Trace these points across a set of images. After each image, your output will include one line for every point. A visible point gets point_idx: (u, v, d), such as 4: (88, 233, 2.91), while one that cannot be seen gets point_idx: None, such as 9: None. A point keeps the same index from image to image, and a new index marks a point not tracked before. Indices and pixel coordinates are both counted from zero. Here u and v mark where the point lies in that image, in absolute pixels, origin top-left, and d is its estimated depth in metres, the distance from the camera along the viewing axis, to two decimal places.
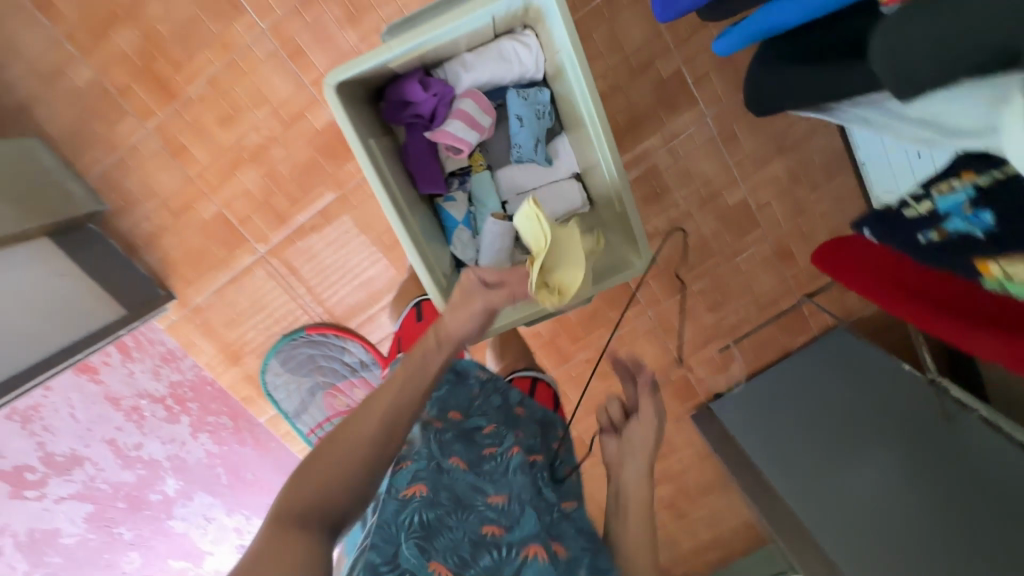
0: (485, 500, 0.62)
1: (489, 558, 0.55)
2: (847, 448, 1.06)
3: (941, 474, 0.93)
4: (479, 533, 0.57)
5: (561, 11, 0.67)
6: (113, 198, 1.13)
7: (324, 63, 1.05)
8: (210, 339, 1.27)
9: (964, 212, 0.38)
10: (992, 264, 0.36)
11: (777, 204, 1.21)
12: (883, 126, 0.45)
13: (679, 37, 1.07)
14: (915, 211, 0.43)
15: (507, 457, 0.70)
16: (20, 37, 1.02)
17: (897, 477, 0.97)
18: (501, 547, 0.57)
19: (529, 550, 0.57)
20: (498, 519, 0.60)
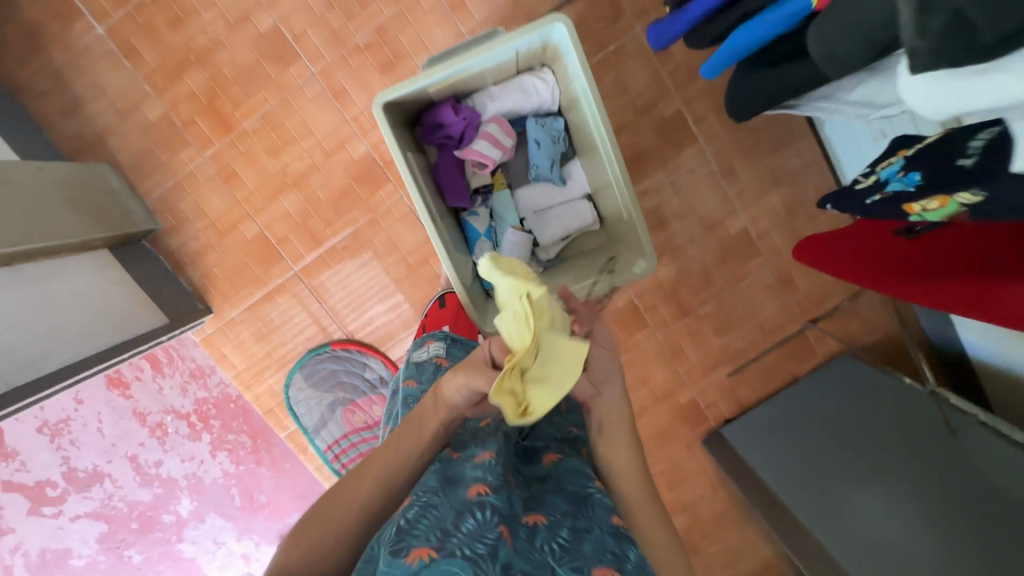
0: (472, 464, 0.58)
1: (470, 522, 0.49)
2: (855, 460, 1.06)
3: (944, 479, 0.93)
4: (462, 501, 0.52)
5: (574, 45, 0.78)
6: (166, 218, 1.25)
7: (364, 102, 1.20)
8: (240, 353, 1.35)
9: (898, 175, 0.51)
10: (914, 205, 0.48)
11: (777, 232, 1.28)
12: (831, 113, 0.61)
13: (679, 81, 1.19)
14: (864, 184, 0.57)
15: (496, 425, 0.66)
16: (104, 78, 1.18)
17: (902, 486, 0.97)
18: (485, 508, 0.51)
19: (502, 528, 0.50)
20: (484, 480, 0.54)
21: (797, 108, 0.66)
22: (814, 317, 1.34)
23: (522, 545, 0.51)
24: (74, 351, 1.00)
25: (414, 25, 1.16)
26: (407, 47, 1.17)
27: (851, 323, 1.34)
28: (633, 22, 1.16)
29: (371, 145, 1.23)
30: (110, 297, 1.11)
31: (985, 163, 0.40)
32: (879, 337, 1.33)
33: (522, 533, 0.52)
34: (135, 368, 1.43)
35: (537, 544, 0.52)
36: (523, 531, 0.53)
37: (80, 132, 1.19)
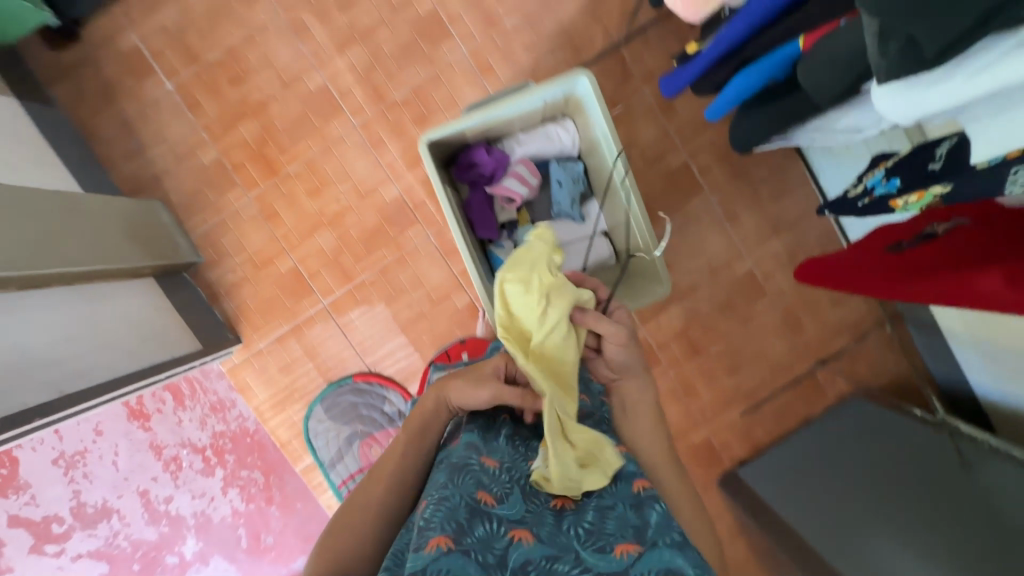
0: (478, 463, 0.60)
1: (481, 529, 0.50)
2: (868, 499, 1.05)
3: (958, 525, 0.91)
4: (472, 499, 0.54)
5: (595, 97, 0.90)
6: (208, 252, 1.34)
7: (398, 150, 1.32)
8: (264, 384, 1.40)
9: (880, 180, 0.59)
10: (898, 201, 0.55)
11: (781, 275, 1.35)
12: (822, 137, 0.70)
13: (684, 136, 1.30)
14: (854, 191, 0.66)
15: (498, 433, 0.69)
16: (168, 127, 1.31)
17: (914, 526, 0.95)
18: (492, 521, 0.52)
19: (514, 532, 0.51)
20: (490, 489, 0.56)
21: (800, 136, 0.75)
22: (822, 356, 1.37)
23: (543, 535, 0.52)
24: (119, 368, 1.05)
25: (447, 85, 1.30)
26: (439, 104, 1.31)
27: (858, 363, 1.36)
28: (641, 83, 1.28)
29: (403, 188, 1.34)
30: (151, 322, 1.17)
31: (951, 164, 0.49)
32: (887, 380, 1.35)
33: (543, 524, 0.54)
34: (157, 400, 1.43)
35: (564, 525, 0.54)
36: (542, 520, 0.55)
37: (139, 173, 1.32)
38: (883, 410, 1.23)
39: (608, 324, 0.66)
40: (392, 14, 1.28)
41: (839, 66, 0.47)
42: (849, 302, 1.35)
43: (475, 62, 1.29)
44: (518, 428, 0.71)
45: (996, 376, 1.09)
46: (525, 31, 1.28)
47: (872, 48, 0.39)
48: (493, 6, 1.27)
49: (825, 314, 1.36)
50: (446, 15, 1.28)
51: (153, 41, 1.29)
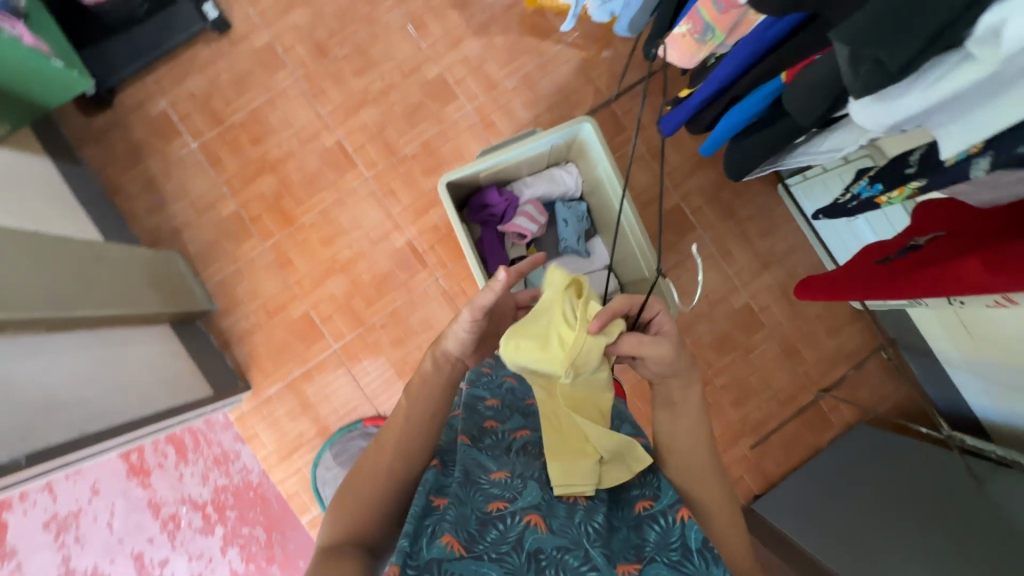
0: (487, 477, 0.59)
1: (494, 531, 0.52)
2: (879, 522, 1.05)
3: (968, 546, 0.92)
4: (483, 512, 0.54)
5: (597, 141, 1.00)
6: (222, 300, 1.38)
7: (408, 198, 1.40)
8: (272, 432, 1.39)
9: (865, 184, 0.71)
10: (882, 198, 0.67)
11: (777, 306, 1.40)
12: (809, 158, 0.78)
13: (675, 181, 1.40)
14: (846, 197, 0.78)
15: (507, 436, 0.68)
16: (191, 183, 1.40)
17: (924, 550, 0.95)
18: (505, 517, 0.54)
19: (529, 518, 0.54)
20: (502, 494, 0.57)
21: (784, 160, 0.84)
22: (824, 385, 1.40)
23: (557, 525, 0.54)
24: (133, 412, 1.07)
25: (454, 139, 1.40)
26: (447, 156, 1.40)
27: (860, 390, 1.39)
28: (632, 134, 1.39)
29: (413, 234, 1.40)
30: (166, 366, 1.20)
31: (925, 164, 0.59)
32: (890, 406, 1.39)
33: (557, 514, 0.56)
34: (159, 454, 1.38)
35: (576, 523, 0.55)
36: (556, 511, 0.56)
37: (160, 226, 1.39)
38: (896, 436, 1.24)
39: (648, 347, 0.63)
40: (403, 78, 1.41)
41: (818, 92, 0.55)
42: (845, 330, 1.40)
43: (479, 119, 1.40)
44: (530, 429, 0.70)
45: (994, 395, 1.12)
46: (524, 90, 1.40)
47: (847, 73, 0.46)
48: (495, 69, 1.40)
49: (822, 343, 1.40)
50: (452, 78, 1.41)
51: (180, 107, 1.40)
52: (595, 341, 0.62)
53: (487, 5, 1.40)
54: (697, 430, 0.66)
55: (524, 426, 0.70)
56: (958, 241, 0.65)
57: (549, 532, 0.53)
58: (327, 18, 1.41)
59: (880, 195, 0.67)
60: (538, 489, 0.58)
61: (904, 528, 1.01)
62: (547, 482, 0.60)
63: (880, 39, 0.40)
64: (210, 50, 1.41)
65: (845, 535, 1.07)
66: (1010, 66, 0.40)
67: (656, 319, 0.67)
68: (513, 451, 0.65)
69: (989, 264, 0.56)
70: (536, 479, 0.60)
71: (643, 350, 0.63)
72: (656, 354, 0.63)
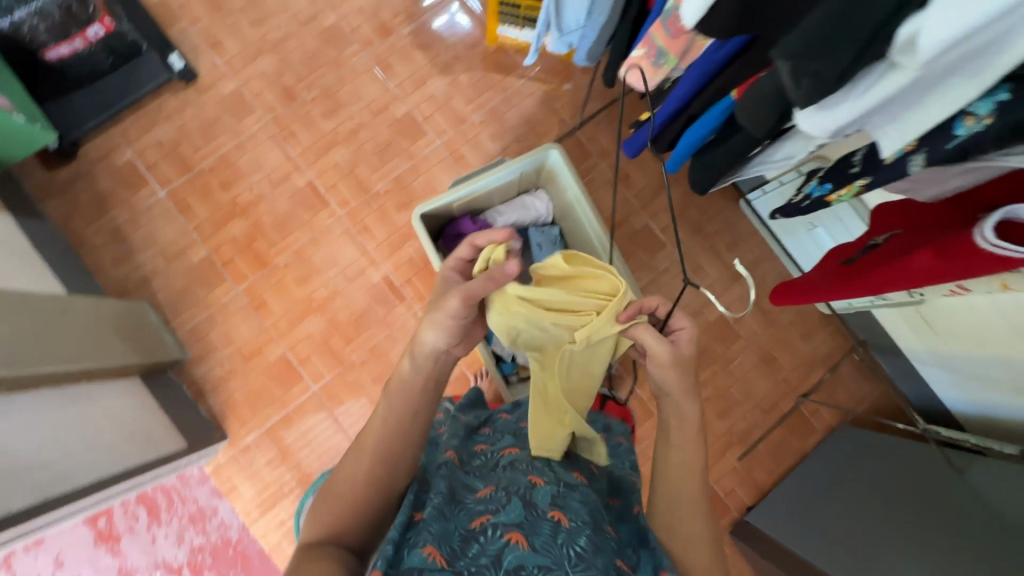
0: (473, 496, 0.59)
1: (474, 546, 0.51)
2: (873, 527, 1.06)
3: (957, 536, 0.94)
4: (466, 528, 0.53)
5: (565, 166, 1.04)
6: (195, 348, 1.35)
7: (383, 233, 1.41)
8: (251, 483, 1.33)
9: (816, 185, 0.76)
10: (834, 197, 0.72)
11: (750, 316, 1.44)
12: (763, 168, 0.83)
13: (642, 201, 1.44)
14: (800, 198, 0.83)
15: (497, 455, 0.69)
16: (159, 231, 1.38)
17: (915, 547, 0.96)
18: (486, 531, 0.52)
19: (512, 535, 0.51)
20: (486, 508, 0.55)
21: (746, 175, 0.88)
22: (804, 391, 1.42)
23: (540, 543, 0.50)
24: (103, 469, 1.03)
25: (425, 173, 1.43)
26: (419, 190, 1.43)
27: (838, 392, 1.43)
28: (598, 159, 1.44)
29: (389, 269, 1.40)
30: (137, 420, 1.15)
31: (867, 164, 0.64)
32: (868, 407, 1.42)
33: (541, 530, 0.52)
34: (129, 517, 1.30)
35: (559, 542, 0.51)
36: (540, 527, 0.52)
37: (128, 276, 1.36)
38: (872, 433, 1.26)
39: (650, 337, 0.65)
40: (372, 118, 1.44)
41: (765, 106, 0.59)
42: (817, 335, 1.44)
43: (449, 152, 1.44)
44: (519, 448, 0.70)
45: (963, 387, 1.16)
46: (491, 123, 1.45)
47: (790, 87, 0.49)
48: (461, 105, 1.45)
49: (797, 349, 1.44)
50: (420, 115, 1.44)
51: (147, 156, 1.40)
52: (608, 324, 0.68)
53: (451, 44, 1.46)
54: (693, 448, 0.66)
55: (514, 445, 0.71)
56: (915, 236, 0.67)
57: (531, 550, 0.49)
58: (294, 63, 1.44)
59: (830, 194, 0.72)
60: (522, 507, 0.55)
61: (893, 529, 1.03)
62: (533, 501, 0.57)
63: (817, 54, 0.43)
64: (176, 99, 1.42)
65: (841, 544, 1.07)
66: (930, 72, 0.44)
67: (678, 332, 0.68)
68: (501, 469, 0.65)
69: (935, 253, 0.59)
70: (521, 497, 0.57)
71: (645, 343, 0.65)
72: (657, 353, 0.64)
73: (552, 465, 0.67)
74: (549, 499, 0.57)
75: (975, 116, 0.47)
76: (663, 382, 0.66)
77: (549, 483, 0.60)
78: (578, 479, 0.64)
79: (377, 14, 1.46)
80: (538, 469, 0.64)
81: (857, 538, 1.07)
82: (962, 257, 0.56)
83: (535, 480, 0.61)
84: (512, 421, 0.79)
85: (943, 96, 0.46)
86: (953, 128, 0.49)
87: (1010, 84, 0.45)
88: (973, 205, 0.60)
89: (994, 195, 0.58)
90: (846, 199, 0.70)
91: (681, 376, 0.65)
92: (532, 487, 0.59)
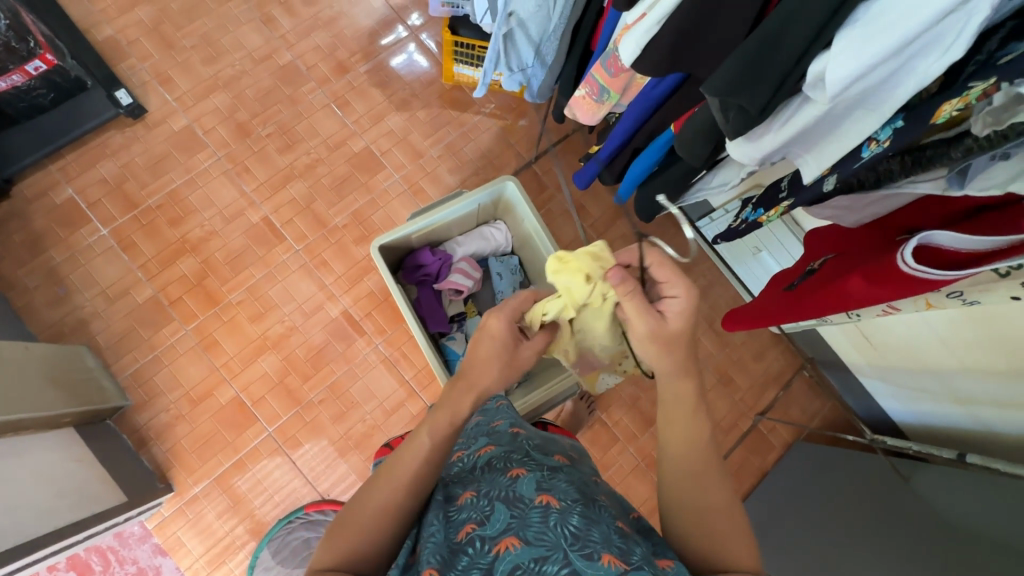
0: (456, 505, 0.56)
1: (465, 558, 0.49)
2: (843, 535, 1.09)
3: (919, 534, 0.97)
4: (454, 540, 0.51)
5: (521, 197, 1.07)
6: (138, 393, 1.27)
7: (341, 267, 1.39)
8: (198, 536, 1.24)
9: (749, 211, 0.81)
10: (764, 218, 0.76)
11: (706, 338, 1.49)
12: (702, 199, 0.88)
13: (599, 230, 1.48)
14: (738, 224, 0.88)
15: (474, 457, 0.64)
16: (100, 270, 1.32)
17: (884, 547, 0.99)
18: (476, 543, 0.49)
19: (502, 543, 0.48)
20: (471, 516, 0.52)
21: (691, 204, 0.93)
22: (761, 409, 1.46)
23: (532, 535, 0.48)
24: (27, 531, 0.94)
25: (384, 207, 1.43)
26: (378, 224, 1.42)
27: (792, 409, 1.47)
28: (554, 191, 1.49)
29: (348, 303, 1.37)
30: (71, 475, 1.07)
31: (792, 188, 0.69)
32: (820, 422, 1.47)
33: (531, 522, 0.49)
34: None
35: (551, 527, 0.48)
36: (529, 518, 0.50)
37: (65, 319, 1.28)
38: (834, 449, 1.32)
39: (637, 310, 0.62)
40: (329, 152, 1.44)
41: (700, 137, 0.63)
42: (770, 354, 1.50)
43: (408, 186, 1.45)
44: (495, 444, 0.64)
45: (902, 399, 1.23)
46: (448, 158, 1.48)
47: (720, 120, 0.54)
48: (419, 140, 1.47)
49: (751, 369, 1.49)
50: (378, 150, 1.46)
51: (89, 193, 1.34)
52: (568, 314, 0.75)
53: (408, 82, 1.49)
54: (698, 426, 0.59)
55: (489, 442, 0.65)
56: (845, 258, 0.71)
57: (524, 546, 0.47)
58: (249, 100, 1.43)
59: (762, 217, 0.76)
60: (507, 506, 0.52)
61: (863, 534, 1.06)
62: (516, 495, 0.53)
63: (742, 91, 0.48)
64: (123, 135, 1.38)
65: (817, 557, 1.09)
66: (838, 105, 0.49)
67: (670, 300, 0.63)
68: (478, 471, 0.60)
69: (868, 277, 0.62)
70: (503, 497, 0.53)
71: (635, 320, 0.63)
72: (641, 330, 0.62)
73: (530, 452, 0.62)
74: (533, 486, 0.54)
75: (878, 141, 0.52)
76: (651, 365, 0.63)
77: (531, 470, 0.57)
78: (558, 460, 0.62)
79: (334, 52, 1.48)
80: (516, 459, 0.60)
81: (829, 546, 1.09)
82: (896, 281, 0.58)
83: (516, 473, 0.57)
84: (483, 423, 0.71)
85: (852, 126, 0.51)
86: (860, 152, 0.54)
87: (903, 114, 0.50)
88: (892, 228, 0.65)
89: (911, 221, 0.62)
90: (775, 220, 0.75)
91: (673, 357, 0.61)
92: (514, 482, 0.55)
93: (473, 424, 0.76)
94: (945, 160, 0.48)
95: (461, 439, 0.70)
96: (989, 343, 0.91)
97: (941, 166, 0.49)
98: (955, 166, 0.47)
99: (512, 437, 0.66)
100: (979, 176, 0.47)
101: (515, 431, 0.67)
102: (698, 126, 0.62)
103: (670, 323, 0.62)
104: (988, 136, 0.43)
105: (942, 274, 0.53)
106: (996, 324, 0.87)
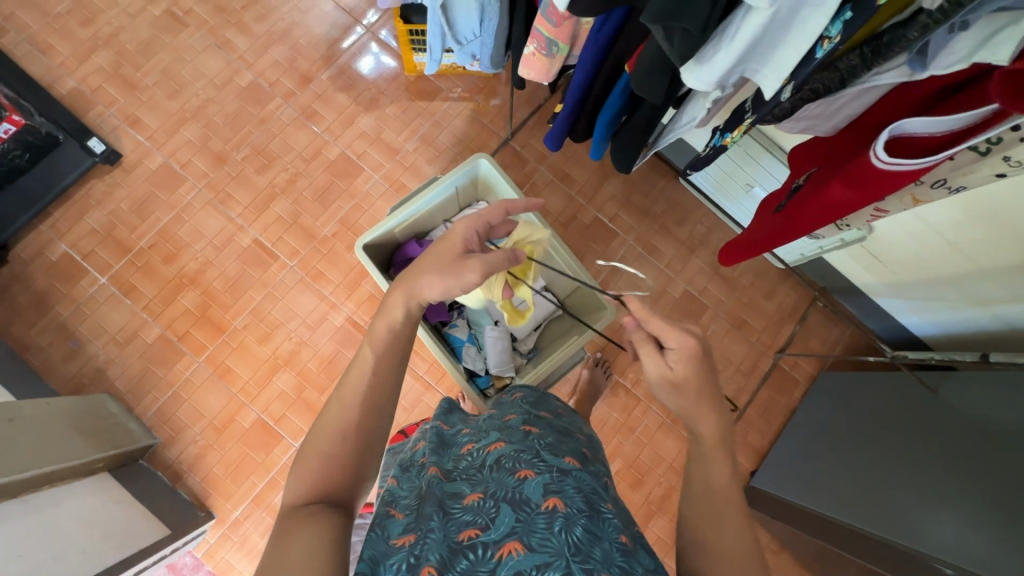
0: (459, 504, 0.53)
1: (464, 561, 0.46)
2: (889, 473, 1.03)
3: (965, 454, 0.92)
4: (454, 540, 0.48)
5: (498, 170, 1.06)
6: (164, 430, 1.30)
7: (336, 274, 1.39)
8: (246, 557, 1.27)
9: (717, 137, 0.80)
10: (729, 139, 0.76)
11: (714, 286, 1.45)
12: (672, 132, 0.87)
13: (587, 196, 1.46)
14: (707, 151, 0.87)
15: (483, 453, 0.62)
16: (106, 318, 1.34)
17: (936, 474, 0.94)
18: (477, 548, 0.47)
19: (504, 549, 0.46)
20: (475, 520, 0.50)
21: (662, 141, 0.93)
22: (779, 347, 1.44)
23: (536, 541, 0.46)
24: (86, 569, 0.97)
25: (369, 209, 1.43)
26: (367, 227, 1.42)
27: (811, 341, 1.45)
28: (536, 164, 1.46)
29: (351, 309, 1.38)
30: (111, 517, 1.10)
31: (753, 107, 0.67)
32: (842, 349, 1.45)
33: (536, 527, 0.48)
34: None
35: (556, 531, 0.47)
36: (534, 524, 0.48)
37: (82, 370, 1.31)
38: (855, 377, 1.30)
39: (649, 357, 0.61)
40: (307, 164, 1.44)
41: (655, 75, 0.61)
42: (782, 290, 1.46)
43: (390, 184, 1.44)
44: (505, 440, 0.63)
45: (922, 312, 1.19)
46: (425, 149, 1.46)
47: (666, 47, 0.53)
48: (393, 136, 1.46)
49: (763, 308, 1.45)
50: (354, 153, 1.45)
51: (82, 245, 1.36)
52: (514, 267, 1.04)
53: (373, 82, 1.48)
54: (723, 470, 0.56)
55: (500, 439, 0.64)
56: (829, 170, 0.68)
57: (528, 552, 0.45)
58: (219, 127, 1.44)
59: (726, 139, 0.76)
60: (512, 509, 0.50)
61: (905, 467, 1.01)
62: (523, 498, 0.52)
63: (680, 14, 0.47)
64: (104, 183, 1.39)
65: (864, 501, 1.04)
66: (782, 6, 0.46)
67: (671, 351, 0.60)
68: (487, 469, 0.58)
69: (847, 181, 0.60)
70: (510, 499, 0.52)
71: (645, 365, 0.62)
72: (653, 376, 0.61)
73: (540, 452, 0.60)
74: (541, 490, 0.52)
75: (829, 38, 0.48)
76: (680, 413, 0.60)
77: (540, 472, 0.55)
78: (570, 463, 0.59)
79: (295, 64, 1.47)
80: (526, 460, 0.58)
81: (876, 487, 1.04)
82: (879, 177, 0.57)
83: (524, 475, 0.55)
84: (495, 417, 0.74)
85: (802, 27, 0.48)
86: (814, 53, 0.51)
87: (850, 5, 0.46)
88: (867, 129, 0.62)
89: (883, 117, 0.59)
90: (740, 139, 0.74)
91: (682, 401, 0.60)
92: (521, 484, 0.53)
93: (481, 423, 0.73)
94: (902, 43, 0.47)
95: (473, 434, 0.69)
96: (994, 237, 0.88)
97: (900, 50, 0.48)
98: (914, 47, 0.47)
99: (524, 435, 0.65)
100: (941, 53, 0.47)
101: (529, 429, 0.68)
102: (654, 54, 0.60)
103: (676, 372, 0.60)
104: (941, 7, 0.42)
105: (913, 164, 0.53)
106: (1007, 215, 0.83)
